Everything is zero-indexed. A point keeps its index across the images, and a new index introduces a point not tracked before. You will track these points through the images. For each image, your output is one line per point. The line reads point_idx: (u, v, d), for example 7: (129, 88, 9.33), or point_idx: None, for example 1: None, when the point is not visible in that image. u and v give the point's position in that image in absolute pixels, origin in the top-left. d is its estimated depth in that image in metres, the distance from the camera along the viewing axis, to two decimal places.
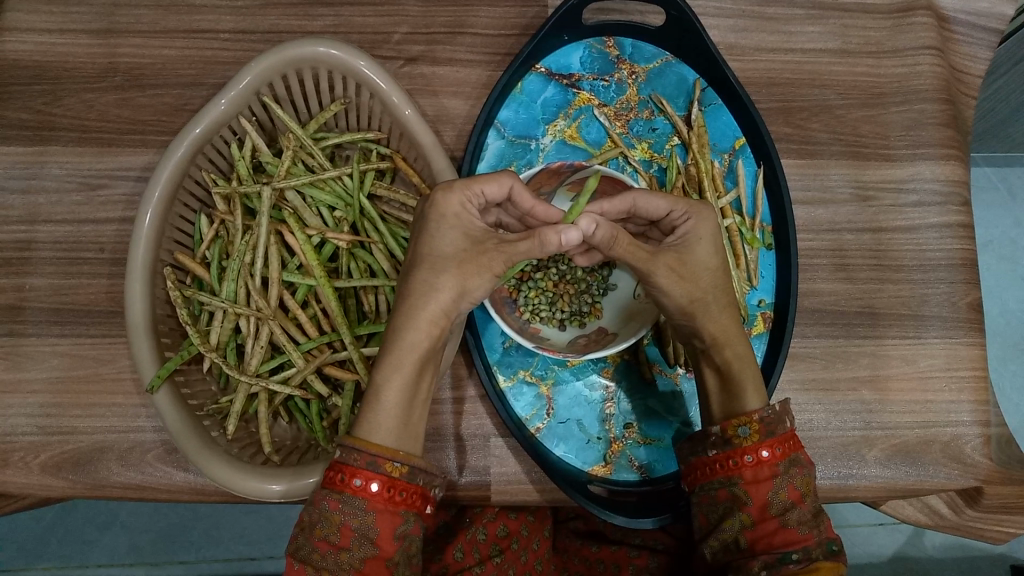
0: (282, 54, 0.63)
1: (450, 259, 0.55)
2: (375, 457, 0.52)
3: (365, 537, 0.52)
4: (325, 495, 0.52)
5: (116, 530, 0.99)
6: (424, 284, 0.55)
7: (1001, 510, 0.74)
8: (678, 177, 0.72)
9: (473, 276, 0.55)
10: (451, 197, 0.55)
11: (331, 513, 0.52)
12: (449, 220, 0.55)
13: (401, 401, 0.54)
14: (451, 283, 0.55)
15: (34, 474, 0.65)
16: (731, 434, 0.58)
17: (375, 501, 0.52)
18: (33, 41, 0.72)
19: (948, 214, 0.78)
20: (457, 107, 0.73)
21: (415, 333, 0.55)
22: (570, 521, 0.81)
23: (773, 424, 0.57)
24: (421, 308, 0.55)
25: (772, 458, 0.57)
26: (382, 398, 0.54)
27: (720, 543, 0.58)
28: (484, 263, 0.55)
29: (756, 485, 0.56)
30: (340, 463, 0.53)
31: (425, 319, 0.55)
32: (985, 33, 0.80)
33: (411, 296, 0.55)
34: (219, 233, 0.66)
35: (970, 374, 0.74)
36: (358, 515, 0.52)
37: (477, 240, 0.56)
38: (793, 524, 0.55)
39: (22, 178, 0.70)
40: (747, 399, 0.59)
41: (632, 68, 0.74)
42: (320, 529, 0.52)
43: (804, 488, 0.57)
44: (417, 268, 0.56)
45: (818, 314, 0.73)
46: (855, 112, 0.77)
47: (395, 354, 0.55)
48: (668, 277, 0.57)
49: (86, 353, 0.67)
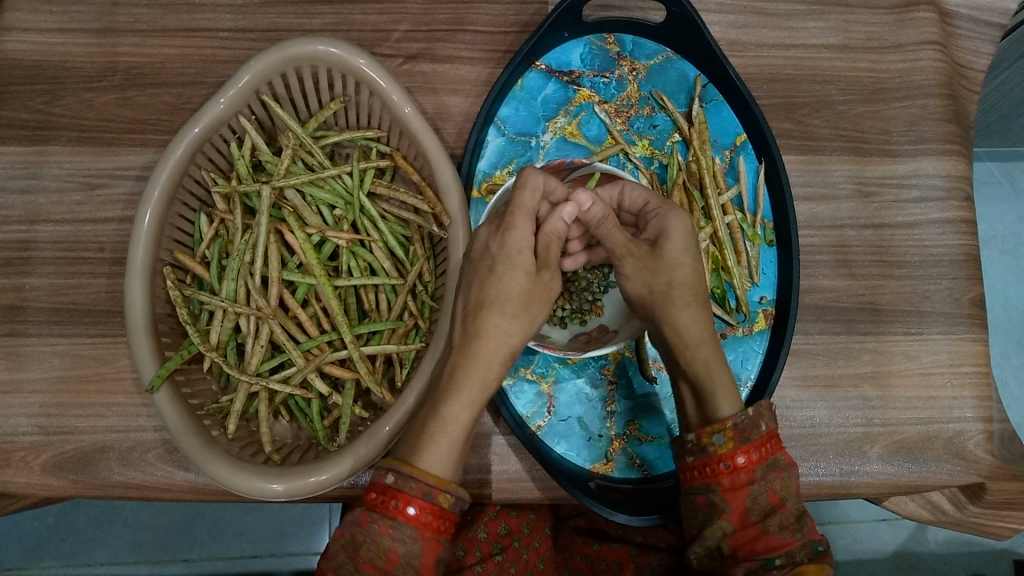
0: (281, 52, 0.62)
1: (517, 299, 0.56)
2: (431, 488, 0.52)
3: (409, 565, 0.51)
4: (375, 519, 0.51)
5: (119, 529, 0.99)
6: (494, 328, 0.56)
7: (1004, 506, 0.74)
8: (679, 174, 0.72)
9: (536, 313, 0.57)
10: (519, 230, 0.56)
11: (380, 537, 0.51)
12: (517, 259, 0.56)
13: (463, 434, 0.55)
14: (522, 325, 0.56)
15: (36, 474, 0.65)
16: (706, 441, 0.58)
17: (424, 529, 0.52)
18: (32, 40, 0.72)
19: (950, 210, 0.77)
20: (457, 105, 0.72)
21: (482, 372, 0.56)
22: (573, 518, 0.80)
23: (748, 429, 0.57)
24: (487, 349, 0.56)
25: (749, 463, 0.56)
26: (448, 431, 0.54)
27: (705, 549, 0.57)
28: (545, 296, 0.58)
29: (734, 492, 0.56)
30: (393, 489, 0.52)
31: (494, 359, 0.56)
32: (988, 28, 0.80)
33: (480, 337, 0.56)
34: (219, 232, 0.66)
35: (973, 370, 0.74)
36: (406, 542, 0.51)
37: (539, 275, 0.57)
38: (773, 529, 0.55)
39: (22, 177, 0.70)
40: (721, 404, 0.59)
41: (633, 64, 0.74)
42: (365, 551, 0.51)
43: (784, 492, 0.56)
44: (485, 310, 0.56)
45: (821, 311, 0.73)
46: (857, 108, 0.77)
47: (464, 389, 0.55)
48: (634, 266, 0.60)
49: (87, 352, 0.67)
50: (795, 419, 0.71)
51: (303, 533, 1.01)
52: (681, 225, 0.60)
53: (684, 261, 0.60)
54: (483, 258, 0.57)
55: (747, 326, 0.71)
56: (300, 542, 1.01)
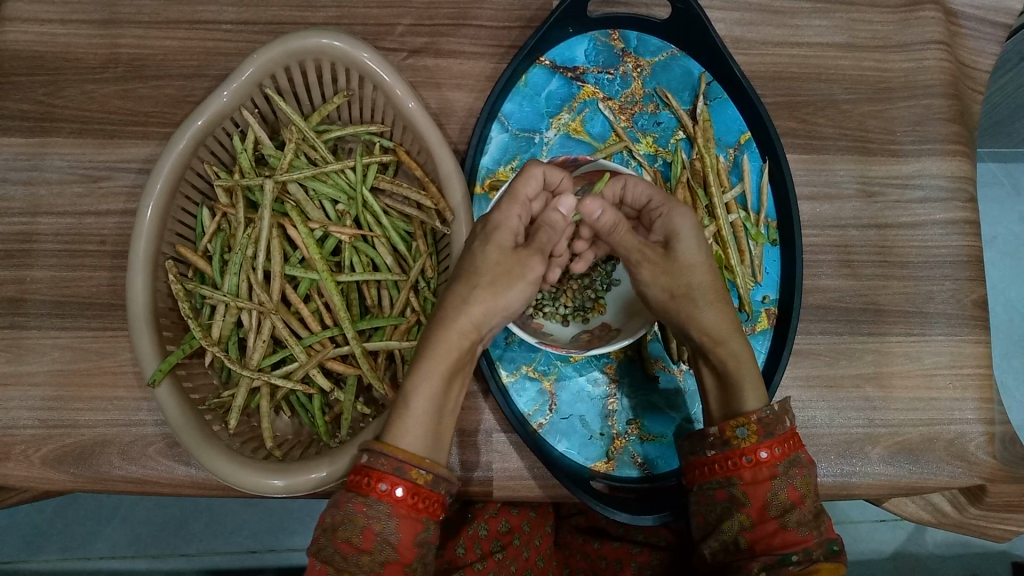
0: (286, 45, 0.62)
1: (484, 272, 0.55)
2: (403, 463, 0.51)
3: (387, 542, 0.50)
4: (351, 498, 0.51)
5: (118, 523, 0.99)
6: (460, 300, 0.55)
7: (1004, 508, 0.74)
8: (683, 172, 0.72)
9: (507, 289, 0.55)
10: (502, 211, 0.57)
11: (355, 515, 0.50)
12: (493, 237, 0.56)
13: (431, 409, 0.54)
14: (487, 298, 0.55)
15: (35, 467, 0.65)
16: (729, 435, 0.57)
17: (399, 506, 0.51)
18: (34, 31, 0.71)
19: (954, 210, 0.77)
20: (461, 100, 0.72)
21: (448, 344, 0.55)
22: (573, 517, 0.81)
23: (773, 424, 0.56)
24: (453, 321, 0.55)
25: (771, 458, 0.56)
26: (416, 405, 0.54)
27: (721, 543, 0.57)
28: (517, 272, 0.55)
29: (755, 486, 0.56)
30: (367, 467, 0.52)
31: (455, 330, 0.55)
32: (994, 28, 0.80)
33: (446, 309, 0.55)
34: (221, 226, 0.66)
35: (975, 371, 0.74)
36: (381, 520, 0.51)
37: (516, 251, 0.56)
38: (793, 525, 0.54)
39: (23, 169, 0.70)
40: (747, 397, 0.58)
41: (638, 61, 0.74)
42: (343, 531, 0.51)
43: (804, 489, 0.56)
44: (455, 284, 0.56)
45: (824, 310, 0.73)
46: (862, 108, 0.77)
47: (431, 362, 0.54)
48: (652, 271, 0.59)
49: (87, 346, 0.67)
50: (796, 419, 0.71)
51: (303, 528, 1.01)
52: (688, 224, 0.60)
53: (698, 260, 0.60)
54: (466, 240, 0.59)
55: (750, 324, 0.71)
56: (299, 538, 1.01)
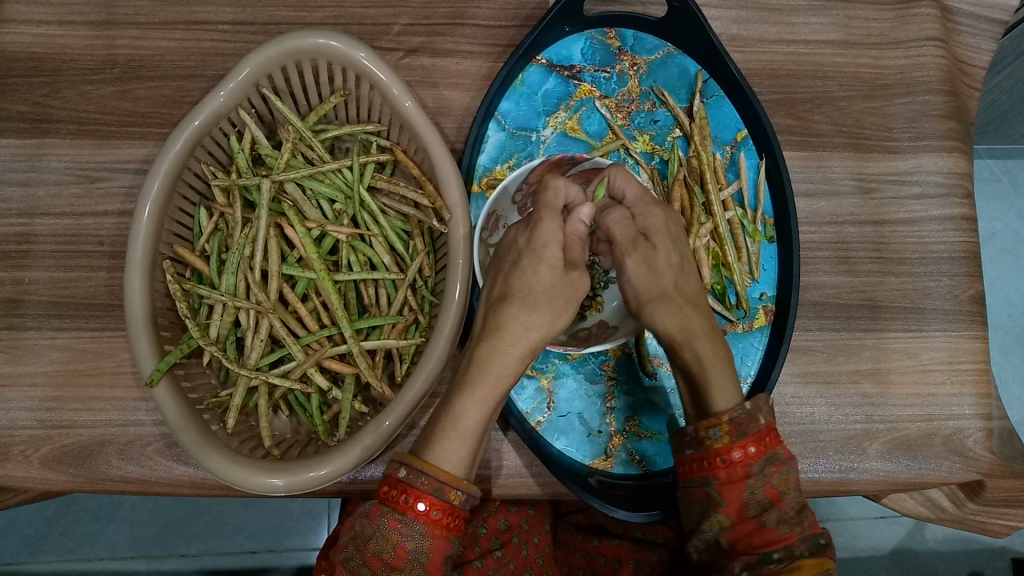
0: (282, 45, 0.62)
1: (542, 295, 0.54)
2: (442, 484, 0.49)
3: (418, 562, 0.49)
4: (386, 512, 0.50)
5: (118, 524, 0.99)
6: (517, 324, 0.54)
7: (1002, 503, 0.74)
8: (680, 169, 0.72)
9: (561, 309, 0.55)
10: (545, 225, 0.56)
11: (388, 531, 0.49)
12: (545, 254, 0.55)
13: (478, 431, 0.52)
14: (543, 321, 0.54)
15: (34, 468, 0.65)
16: (703, 435, 0.56)
17: (434, 526, 0.50)
18: (31, 32, 0.71)
19: (951, 207, 0.77)
20: (458, 99, 0.72)
21: (501, 367, 0.53)
22: (571, 514, 0.81)
23: (745, 424, 0.55)
24: (508, 345, 0.53)
25: (745, 457, 0.55)
26: (461, 427, 0.52)
27: (703, 543, 0.56)
28: (571, 293, 0.55)
29: (730, 486, 0.55)
30: (404, 483, 0.50)
31: (514, 355, 0.53)
32: (989, 24, 0.80)
33: (501, 331, 0.54)
34: (218, 226, 0.66)
35: (972, 367, 0.74)
36: (415, 538, 0.49)
37: (567, 273, 0.56)
38: (772, 524, 0.53)
39: (20, 170, 0.70)
40: (715, 398, 0.57)
41: (634, 59, 0.74)
42: (374, 545, 0.49)
43: (782, 486, 0.54)
44: (508, 304, 0.54)
45: (821, 307, 0.73)
46: (858, 104, 0.77)
47: (481, 384, 0.52)
48: (636, 265, 0.57)
49: (86, 346, 0.67)
50: (795, 415, 0.71)
51: (303, 529, 1.01)
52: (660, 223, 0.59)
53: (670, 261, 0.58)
54: (511, 255, 0.57)
55: (747, 321, 0.71)
56: (299, 538, 1.01)
